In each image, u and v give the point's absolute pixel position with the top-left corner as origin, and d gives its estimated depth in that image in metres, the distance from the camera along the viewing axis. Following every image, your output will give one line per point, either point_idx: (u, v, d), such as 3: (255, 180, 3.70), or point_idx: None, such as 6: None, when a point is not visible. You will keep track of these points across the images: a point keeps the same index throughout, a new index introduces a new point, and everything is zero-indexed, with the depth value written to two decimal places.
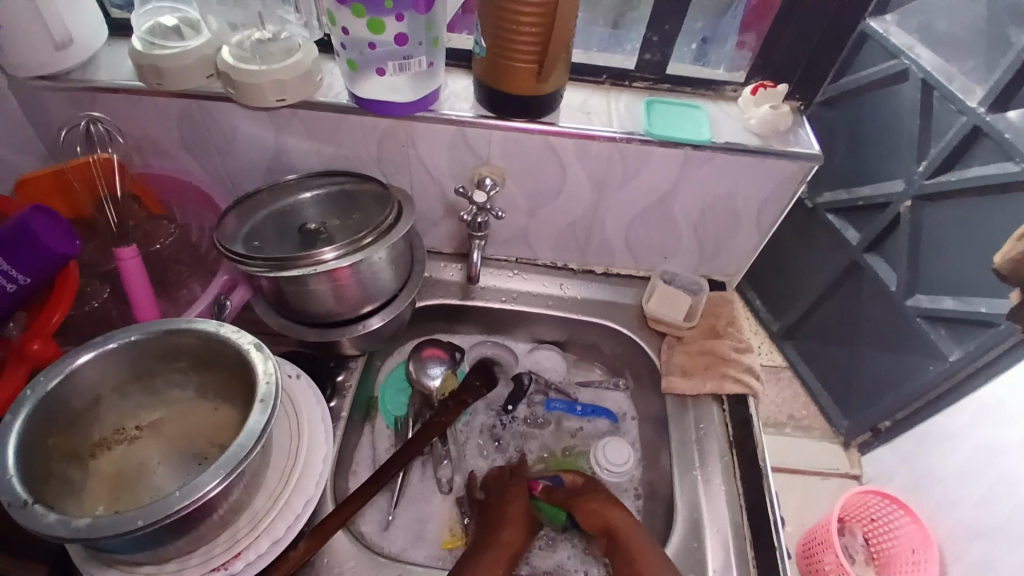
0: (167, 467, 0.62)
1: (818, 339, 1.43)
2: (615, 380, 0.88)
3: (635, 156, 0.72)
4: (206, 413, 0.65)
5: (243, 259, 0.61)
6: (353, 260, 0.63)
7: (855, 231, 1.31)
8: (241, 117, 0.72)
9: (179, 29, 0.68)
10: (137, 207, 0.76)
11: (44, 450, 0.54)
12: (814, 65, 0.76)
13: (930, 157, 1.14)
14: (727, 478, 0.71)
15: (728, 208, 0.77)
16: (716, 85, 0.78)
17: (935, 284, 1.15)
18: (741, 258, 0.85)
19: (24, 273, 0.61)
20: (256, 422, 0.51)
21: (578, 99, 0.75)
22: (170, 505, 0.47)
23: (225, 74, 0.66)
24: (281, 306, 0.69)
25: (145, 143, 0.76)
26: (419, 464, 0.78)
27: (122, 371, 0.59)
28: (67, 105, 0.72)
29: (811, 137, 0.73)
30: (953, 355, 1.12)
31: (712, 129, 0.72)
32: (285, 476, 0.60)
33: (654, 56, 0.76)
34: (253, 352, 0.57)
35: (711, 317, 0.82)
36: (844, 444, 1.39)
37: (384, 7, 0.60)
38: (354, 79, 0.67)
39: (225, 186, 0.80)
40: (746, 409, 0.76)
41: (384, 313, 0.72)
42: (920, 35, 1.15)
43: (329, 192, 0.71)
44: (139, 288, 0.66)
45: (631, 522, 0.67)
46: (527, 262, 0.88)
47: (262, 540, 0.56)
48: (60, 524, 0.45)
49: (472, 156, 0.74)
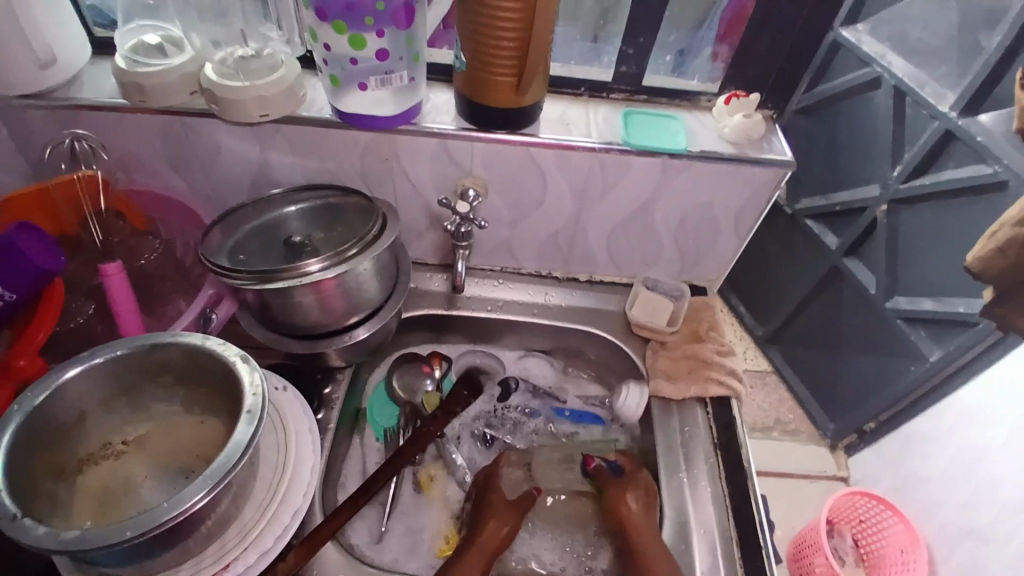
0: (153, 481, 0.62)
1: (802, 343, 1.45)
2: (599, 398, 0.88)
3: (615, 167, 0.74)
4: (193, 427, 0.65)
5: (228, 273, 0.62)
6: (338, 271, 0.64)
7: (833, 236, 1.34)
8: (225, 132, 0.73)
9: (162, 46, 0.69)
10: (121, 223, 0.76)
11: (32, 463, 0.54)
12: (786, 75, 0.78)
13: (904, 162, 1.17)
14: (713, 479, 0.73)
15: (706, 215, 0.79)
16: (691, 95, 0.80)
17: (913, 286, 1.17)
18: (721, 264, 0.86)
19: (10, 290, 0.62)
20: (243, 435, 0.52)
21: (557, 111, 0.77)
22: (158, 516, 0.47)
23: (208, 92, 0.67)
24: (267, 320, 0.69)
25: (129, 160, 0.76)
26: (409, 474, 0.78)
27: (108, 386, 0.60)
28: (50, 122, 0.73)
29: (784, 144, 0.75)
30: (933, 355, 1.14)
31: (688, 138, 0.74)
32: (272, 490, 0.60)
33: (630, 68, 0.78)
34: (239, 364, 0.57)
35: (693, 322, 0.84)
36: (830, 446, 1.41)
37: (365, 23, 0.61)
38: (336, 94, 0.68)
39: (209, 201, 0.81)
40: (730, 411, 0.78)
41: (370, 323, 0.72)
42: (891, 44, 1.18)
43: (314, 205, 0.72)
44: (124, 303, 0.66)
45: (645, 524, 0.68)
46: (512, 272, 0.89)
47: (249, 554, 0.56)
48: (48, 536, 0.45)
49: (455, 168, 0.75)
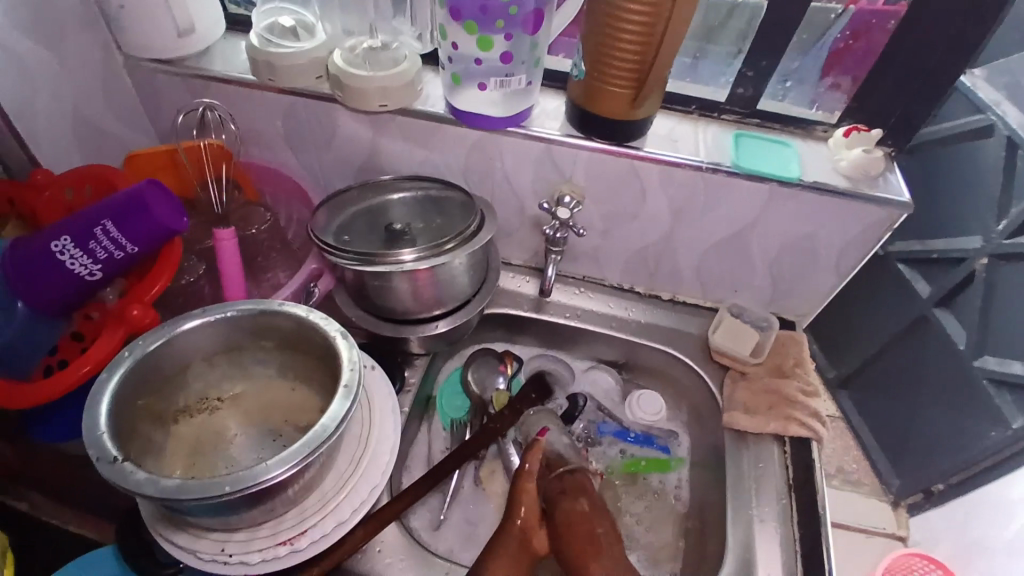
0: (243, 439, 0.65)
1: (876, 392, 1.38)
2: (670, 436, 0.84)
3: (719, 188, 0.72)
4: (284, 393, 0.67)
5: (333, 251, 0.65)
6: (434, 262, 0.65)
7: (925, 284, 1.27)
8: (341, 116, 0.75)
9: (296, 30, 0.71)
10: (238, 193, 0.79)
11: (134, 409, 0.57)
12: (911, 114, 0.74)
13: (1010, 216, 1.12)
14: (783, 520, 0.70)
15: (807, 249, 0.77)
16: (807, 124, 0.78)
17: (1006, 345, 1.11)
18: (815, 299, 0.83)
19: (133, 242, 0.63)
20: (339, 409, 0.54)
21: (665, 127, 0.76)
22: (257, 475, 0.49)
23: (334, 77, 0.70)
24: (361, 299, 0.72)
25: (250, 134, 0.81)
26: (471, 467, 0.79)
27: (215, 344, 0.63)
28: (182, 90, 0.78)
29: (901, 184, 0.72)
30: (1016, 422, 1.10)
31: (801, 166, 0.72)
32: (353, 463, 0.61)
33: (746, 91, 0.76)
34: (339, 340, 0.59)
35: (778, 355, 0.81)
36: (892, 503, 1.34)
37: (496, 26, 0.63)
38: (454, 91, 0.70)
39: (316, 180, 0.84)
40: (809, 453, 0.75)
41: (452, 318, 0.74)
42: (1008, 92, 1.15)
43: (416, 195, 0.74)
44: (232, 268, 0.70)
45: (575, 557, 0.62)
46: (594, 282, 0.89)
47: (326, 522, 0.58)
48: (148, 482, 0.48)
49: (556, 173, 0.75)
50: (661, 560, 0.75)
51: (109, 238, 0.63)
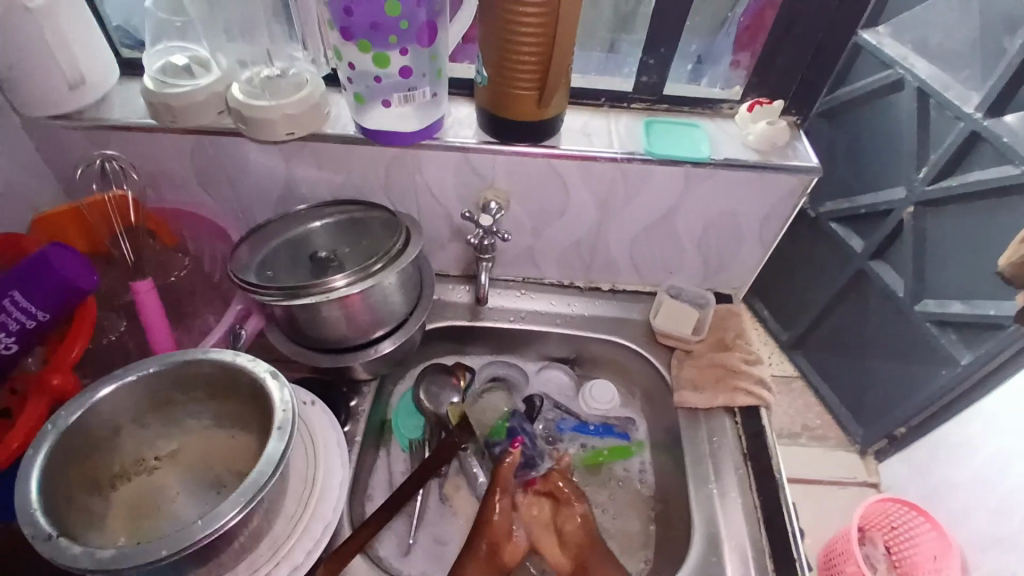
0: (187, 495, 0.63)
1: (829, 348, 1.42)
2: (629, 423, 0.85)
3: (638, 176, 0.73)
4: (223, 441, 0.66)
5: (257, 289, 0.63)
6: (363, 286, 0.64)
7: (859, 240, 1.32)
8: (252, 149, 0.74)
9: (190, 67, 0.70)
10: (152, 241, 0.77)
11: (66, 482, 0.55)
12: (808, 82, 0.76)
13: (930, 164, 1.17)
14: (743, 491, 0.71)
15: (731, 223, 0.79)
16: (713, 103, 0.80)
17: (943, 288, 1.16)
18: (746, 271, 0.85)
19: (43, 310, 0.61)
20: (275, 449, 0.52)
21: (578, 122, 0.77)
22: (193, 533, 0.48)
23: (235, 111, 0.68)
24: (296, 334, 0.70)
25: (158, 178, 0.78)
26: (434, 485, 0.79)
27: (142, 403, 0.61)
28: (85, 143, 0.75)
29: (809, 151, 0.74)
30: (964, 359, 1.13)
31: (711, 146, 0.74)
32: (302, 503, 0.60)
33: (651, 78, 0.78)
34: (269, 380, 0.58)
35: (719, 330, 0.83)
36: (860, 453, 1.37)
37: (389, 41, 0.62)
38: (361, 112, 0.68)
39: (238, 217, 0.82)
40: (759, 420, 0.77)
41: (395, 337, 0.73)
42: (913, 47, 1.21)
43: (339, 220, 0.73)
44: (156, 320, 0.67)
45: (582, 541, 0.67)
46: (535, 282, 0.89)
47: (281, 568, 0.57)
48: (84, 555, 0.46)
49: (477, 180, 0.75)
50: (633, 547, 0.76)
51: (18, 308, 0.60)
